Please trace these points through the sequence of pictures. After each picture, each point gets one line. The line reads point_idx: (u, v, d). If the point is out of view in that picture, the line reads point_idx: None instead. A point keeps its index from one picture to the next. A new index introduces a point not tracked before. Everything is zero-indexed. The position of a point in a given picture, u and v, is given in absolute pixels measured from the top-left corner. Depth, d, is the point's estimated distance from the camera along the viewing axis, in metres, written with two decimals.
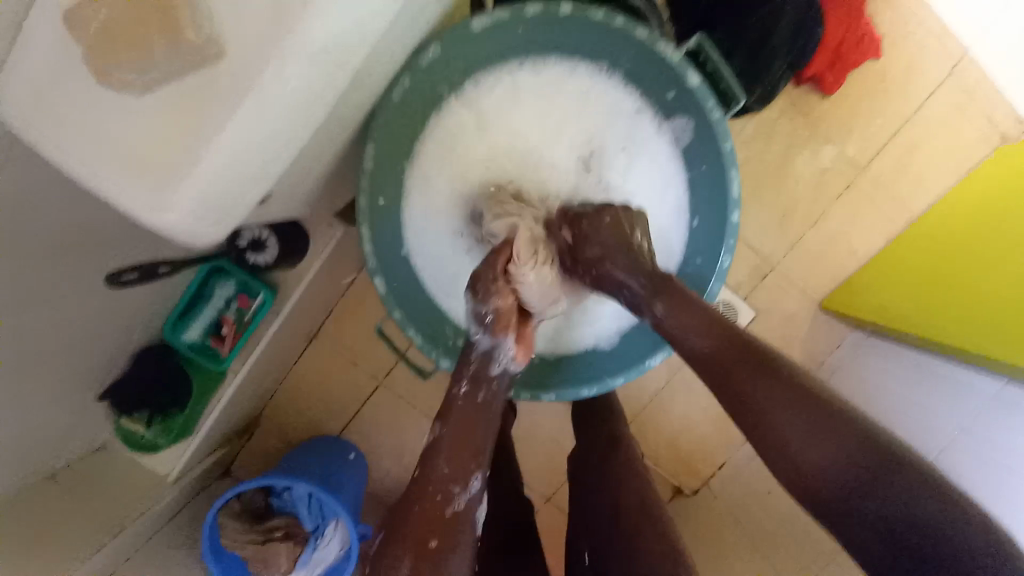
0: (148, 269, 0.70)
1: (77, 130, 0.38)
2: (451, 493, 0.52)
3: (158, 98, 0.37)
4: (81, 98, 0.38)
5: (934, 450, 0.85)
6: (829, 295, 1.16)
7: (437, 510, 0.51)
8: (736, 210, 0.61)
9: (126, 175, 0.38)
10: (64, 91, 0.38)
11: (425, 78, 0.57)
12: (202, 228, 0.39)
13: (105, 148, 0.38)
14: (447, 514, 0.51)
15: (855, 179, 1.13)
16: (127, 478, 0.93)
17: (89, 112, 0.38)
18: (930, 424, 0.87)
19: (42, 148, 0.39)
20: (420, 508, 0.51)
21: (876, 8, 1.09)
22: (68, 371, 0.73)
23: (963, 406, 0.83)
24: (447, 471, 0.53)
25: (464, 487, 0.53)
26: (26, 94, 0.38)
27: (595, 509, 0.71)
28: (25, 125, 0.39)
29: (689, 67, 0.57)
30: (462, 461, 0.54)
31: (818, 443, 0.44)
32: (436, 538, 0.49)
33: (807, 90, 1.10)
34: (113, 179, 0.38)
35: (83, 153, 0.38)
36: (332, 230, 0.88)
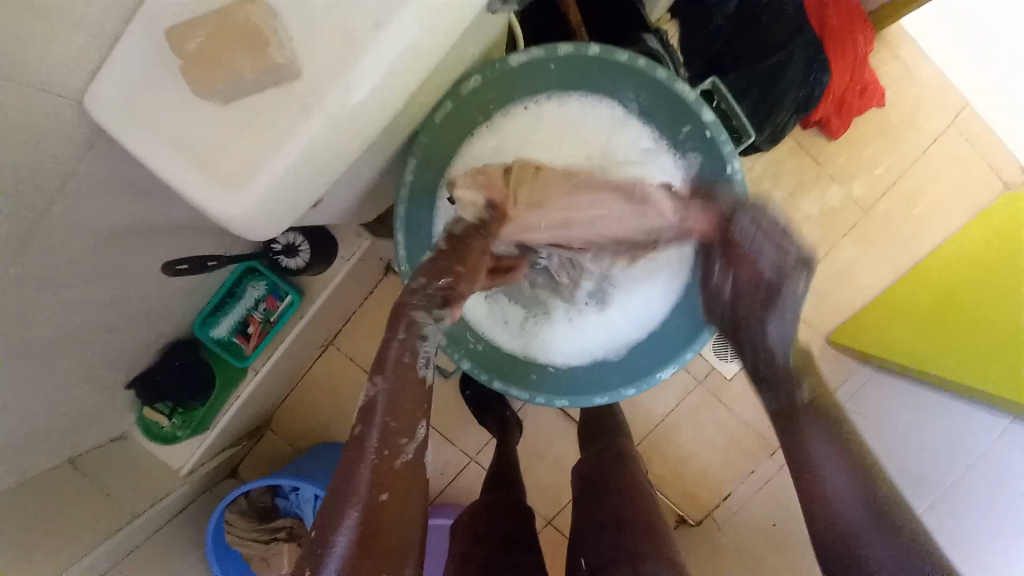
0: (200, 261, 0.70)
1: (163, 133, 0.43)
2: (400, 445, 0.50)
3: (238, 109, 0.42)
4: (171, 105, 0.43)
5: (946, 484, 1.00)
6: (836, 328, 1.18)
7: (386, 459, 0.49)
8: None
9: (205, 174, 0.43)
10: (156, 98, 0.43)
11: (464, 104, 0.63)
12: (264, 224, 0.45)
13: (187, 149, 0.43)
14: (401, 462, 0.50)
15: (861, 219, 1.17)
16: (141, 468, 0.96)
17: (177, 117, 0.43)
18: (946, 466, 1.00)
19: (131, 148, 0.44)
20: (360, 469, 0.48)
21: (881, 60, 1.16)
22: (102, 358, 0.77)
23: (976, 446, 0.98)
24: (393, 423, 0.50)
25: (412, 436, 0.51)
26: (121, 99, 0.44)
27: (601, 515, 0.72)
28: (117, 127, 0.44)
29: (703, 105, 0.63)
30: (409, 416, 0.50)
31: (848, 485, 0.54)
32: (386, 492, 0.48)
33: (815, 132, 1.15)
34: (192, 176, 0.43)
35: (167, 153, 0.43)
36: (360, 240, 0.92)
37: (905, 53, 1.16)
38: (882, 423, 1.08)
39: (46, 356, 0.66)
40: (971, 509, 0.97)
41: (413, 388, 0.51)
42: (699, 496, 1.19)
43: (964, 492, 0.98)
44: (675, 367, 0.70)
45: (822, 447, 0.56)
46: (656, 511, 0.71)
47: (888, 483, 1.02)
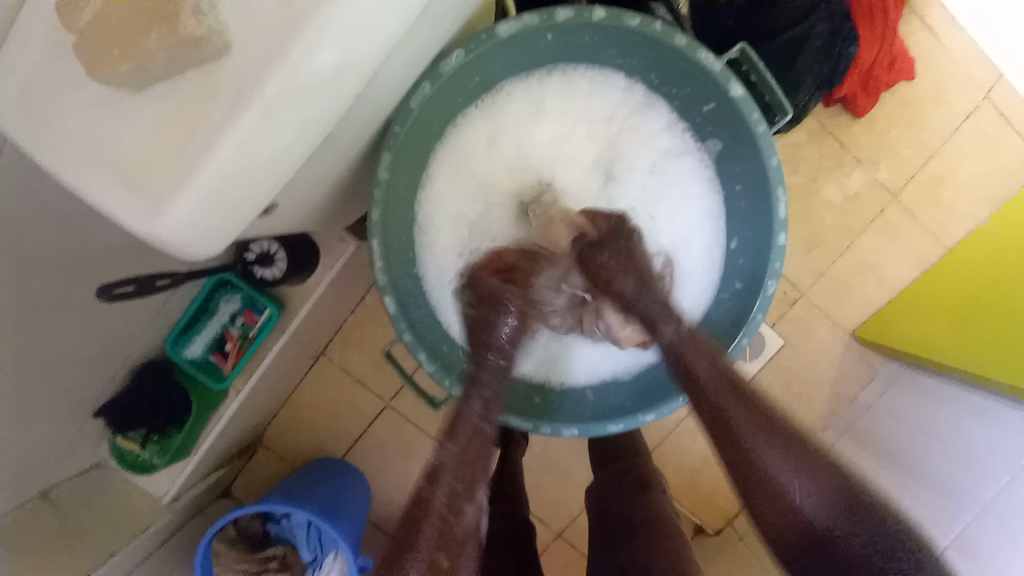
0: (145, 281, 0.63)
1: (67, 130, 0.35)
2: (462, 508, 0.52)
3: (154, 98, 0.34)
4: (77, 95, 0.35)
5: (983, 499, 0.74)
6: (861, 324, 1.09)
7: (449, 520, 0.51)
8: (783, 232, 0.55)
9: (119, 180, 0.35)
10: (58, 87, 0.35)
11: (446, 86, 0.54)
12: (197, 242, 0.36)
13: (96, 151, 0.35)
14: (463, 523, 0.52)
15: (888, 204, 1.08)
16: (119, 499, 0.89)
17: (83, 110, 0.35)
18: (971, 465, 0.78)
19: (26, 149, 0.36)
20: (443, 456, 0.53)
21: (909, 30, 1.06)
22: (66, 388, 0.70)
23: (1013, 447, 0.73)
24: (457, 489, 0.52)
25: (473, 500, 0.53)
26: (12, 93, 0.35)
27: (621, 558, 0.65)
28: (8, 129, 0.36)
29: (731, 77, 0.53)
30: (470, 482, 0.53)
31: (805, 475, 0.50)
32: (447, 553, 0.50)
33: (837, 112, 1.05)
34: (102, 183, 0.35)
35: (70, 161, 0.35)
36: (343, 245, 0.84)
37: (933, 20, 1.06)
38: (893, 440, 0.95)
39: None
40: (1005, 529, 0.71)
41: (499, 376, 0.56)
42: (719, 504, 1.12)
43: (1004, 510, 0.72)
44: None
45: (791, 473, 0.50)
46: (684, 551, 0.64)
47: (918, 484, 0.86)
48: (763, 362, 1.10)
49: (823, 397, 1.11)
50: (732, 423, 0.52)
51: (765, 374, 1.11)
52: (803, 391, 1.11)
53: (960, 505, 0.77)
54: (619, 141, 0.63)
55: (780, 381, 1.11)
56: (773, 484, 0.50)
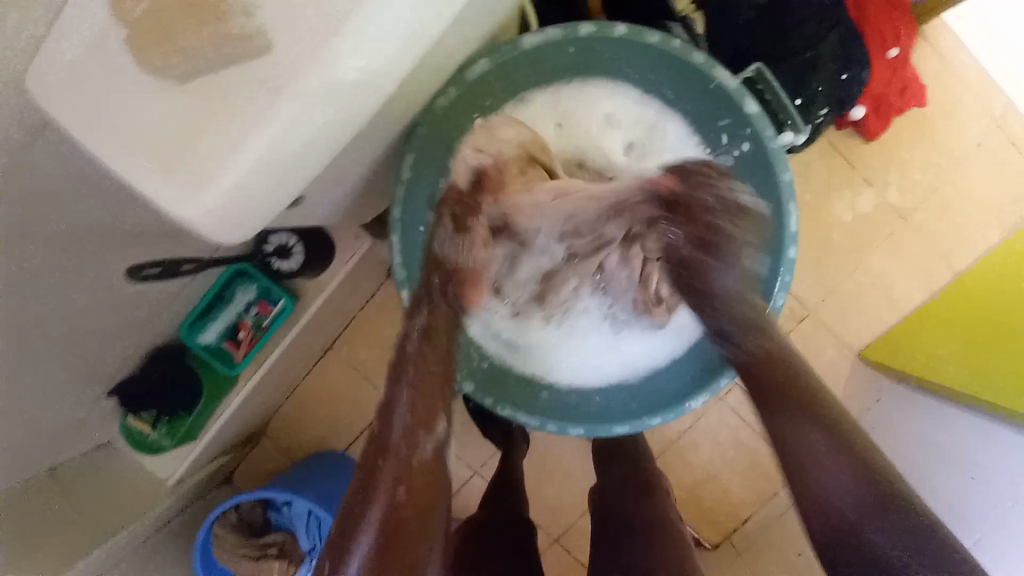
0: (173, 265, 0.68)
1: (112, 113, 0.37)
2: (417, 441, 0.55)
3: (193, 90, 0.36)
4: (124, 81, 0.37)
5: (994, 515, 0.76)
6: (868, 343, 1.10)
7: (405, 454, 0.55)
8: (793, 244, 0.58)
9: (158, 163, 0.37)
10: (106, 73, 0.37)
11: (470, 93, 0.57)
12: (225, 225, 0.38)
13: (139, 134, 0.37)
14: (422, 453, 0.56)
15: (898, 227, 1.08)
16: (127, 477, 0.91)
17: (128, 96, 0.37)
18: (980, 484, 0.79)
19: (72, 130, 0.38)
20: (386, 459, 0.54)
21: (923, 56, 1.07)
22: (82, 368, 0.72)
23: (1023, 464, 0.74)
24: (412, 423, 0.55)
25: (429, 433, 0.56)
26: (62, 81, 0.38)
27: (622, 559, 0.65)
28: (61, 115, 0.38)
29: (745, 95, 0.55)
30: (426, 414, 0.56)
31: (837, 462, 0.50)
32: (404, 485, 0.54)
33: (850, 133, 1.06)
34: (142, 165, 0.37)
35: (115, 148, 0.37)
36: (358, 241, 0.86)
37: (949, 47, 1.07)
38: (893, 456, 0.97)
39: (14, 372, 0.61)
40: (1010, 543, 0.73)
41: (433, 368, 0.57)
42: (718, 517, 1.12)
43: (1015, 527, 0.73)
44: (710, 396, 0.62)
45: (830, 459, 0.50)
46: (685, 554, 0.64)
47: (926, 502, 0.86)
48: None
49: None
50: (785, 399, 0.54)
51: None
52: None
53: (969, 519, 0.79)
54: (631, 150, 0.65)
55: None
56: (814, 479, 0.51)
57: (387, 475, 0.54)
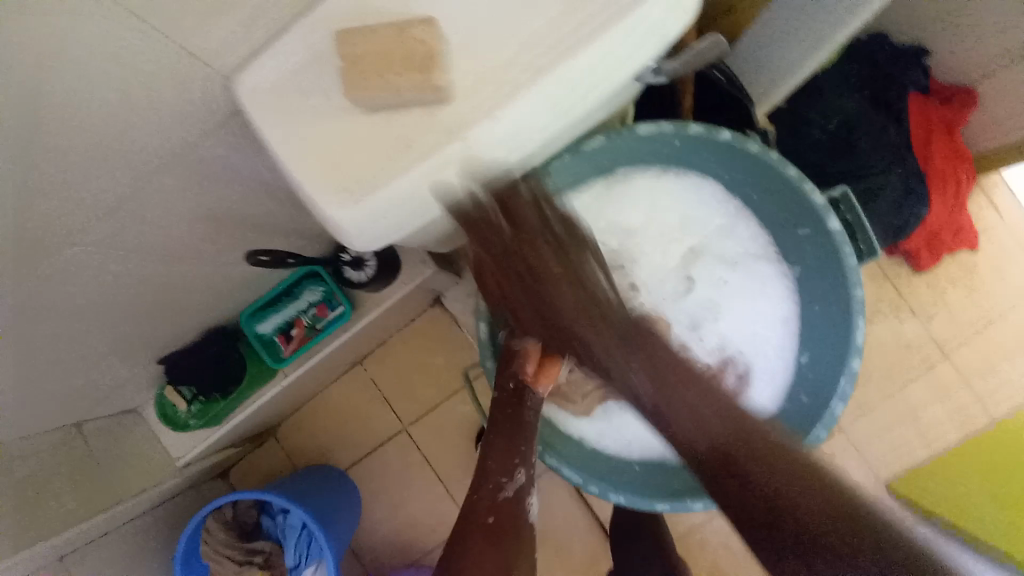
0: (280, 257, 0.71)
1: (298, 122, 0.44)
2: (502, 482, 0.58)
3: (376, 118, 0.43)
4: (317, 100, 0.44)
5: None
6: (896, 474, 1.07)
7: (491, 492, 0.57)
8: (857, 357, 0.59)
9: (324, 173, 0.44)
10: (310, 87, 0.44)
11: (579, 162, 0.62)
12: (360, 236, 0.45)
13: (316, 145, 0.44)
14: (504, 494, 0.57)
15: (938, 360, 1.09)
16: (142, 448, 0.92)
17: (316, 112, 0.44)
18: None
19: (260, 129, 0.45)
20: (476, 494, 0.57)
21: (978, 205, 1.12)
22: (147, 330, 0.77)
23: None
24: (495, 464, 0.58)
25: (510, 476, 0.58)
26: (271, 86, 0.45)
27: None
28: (257, 111, 0.45)
29: (832, 212, 0.59)
30: (509, 457, 0.59)
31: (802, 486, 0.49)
32: (492, 516, 0.56)
33: (901, 261, 1.10)
34: (310, 169, 0.44)
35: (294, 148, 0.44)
36: (423, 267, 0.90)
37: (1001, 201, 1.12)
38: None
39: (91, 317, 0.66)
40: None
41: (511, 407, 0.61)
42: None
43: None
44: None
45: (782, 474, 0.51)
46: None
47: None
48: None
49: None
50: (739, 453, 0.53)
51: None
52: None
53: None
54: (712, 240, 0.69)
55: None
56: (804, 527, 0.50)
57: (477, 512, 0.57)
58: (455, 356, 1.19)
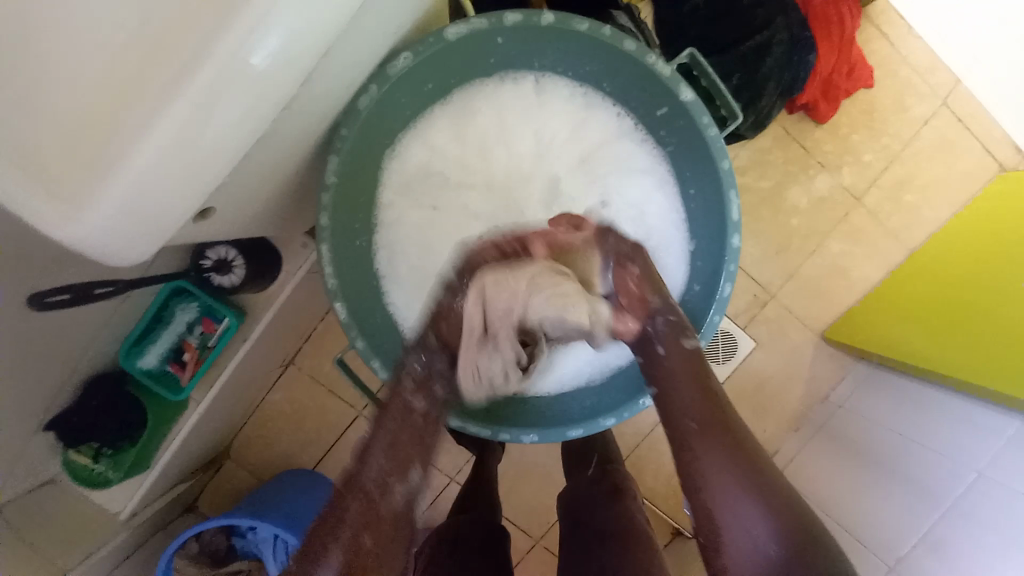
0: (82, 289, 0.59)
1: None
2: (387, 482, 0.51)
3: (71, 89, 0.33)
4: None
5: (950, 499, 0.81)
6: (830, 325, 1.11)
7: (374, 498, 0.50)
8: (736, 234, 0.56)
9: (19, 184, 0.33)
10: None
11: (396, 89, 0.53)
12: (114, 247, 0.35)
13: (3, 139, 0.33)
14: (389, 501, 0.50)
15: (853, 208, 1.10)
16: (69, 517, 0.85)
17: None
18: (944, 467, 0.83)
19: None
20: (353, 500, 0.49)
21: (869, 38, 1.09)
22: (16, 404, 0.68)
23: (976, 450, 0.79)
24: (387, 463, 0.51)
25: (405, 478, 0.51)
26: None
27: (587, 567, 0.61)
28: None
29: (680, 82, 0.53)
30: (402, 458, 0.52)
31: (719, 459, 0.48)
32: (367, 533, 0.48)
33: (801, 117, 1.08)
34: (5, 181, 0.33)
35: None
36: (307, 251, 0.82)
37: (893, 30, 1.09)
38: (867, 438, 0.99)
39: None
40: (965, 525, 0.78)
41: (409, 427, 0.53)
42: None
43: (971, 508, 0.78)
44: None
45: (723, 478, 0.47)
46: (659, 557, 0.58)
47: (901, 485, 0.89)
48: (735, 366, 1.11)
49: (794, 398, 1.12)
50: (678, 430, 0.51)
51: (738, 377, 1.12)
52: (775, 396, 1.12)
53: (928, 503, 0.84)
54: (584, 145, 0.63)
55: (752, 382, 1.12)
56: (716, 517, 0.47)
57: (352, 521, 0.49)
58: None
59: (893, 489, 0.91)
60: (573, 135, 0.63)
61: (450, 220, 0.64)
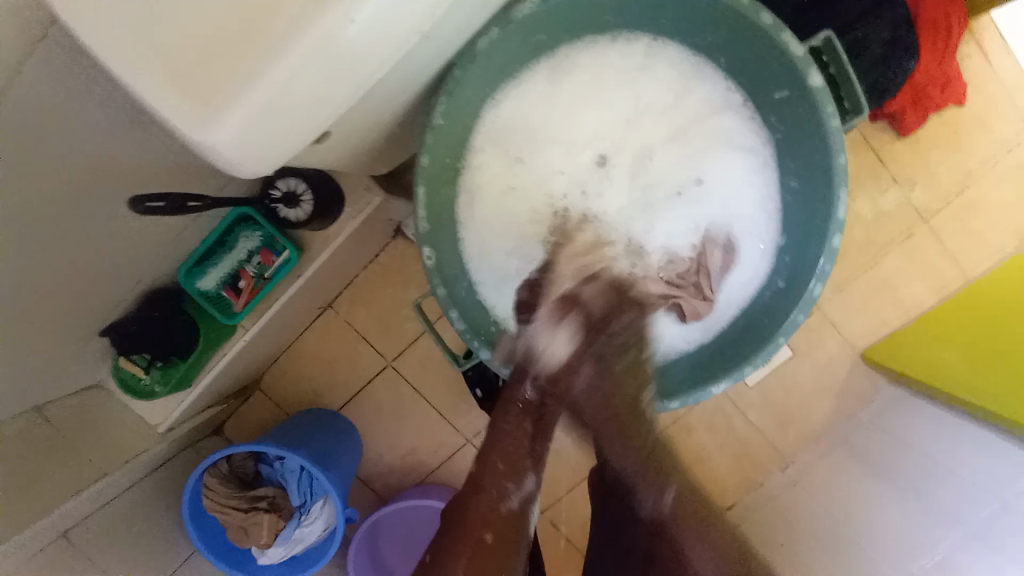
0: (176, 200, 0.64)
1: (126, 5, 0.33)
2: (498, 494, 0.57)
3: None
4: None
5: (971, 522, 0.81)
6: (870, 344, 1.09)
7: (490, 504, 0.56)
8: (838, 233, 0.54)
9: (162, 79, 0.33)
10: None
11: (514, 35, 0.53)
12: (240, 157, 0.35)
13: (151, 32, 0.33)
14: (503, 507, 0.57)
15: (917, 228, 1.06)
16: (113, 425, 0.88)
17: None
18: (964, 492, 0.82)
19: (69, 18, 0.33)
20: (474, 502, 0.57)
21: (966, 52, 1.03)
22: (79, 305, 0.71)
23: (999, 477, 0.78)
24: (498, 471, 0.58)
25: (518, 486, 0.58)
26: None
27: (624, 541, 0.62)
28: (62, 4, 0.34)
29: (811, 65, 0.51)
30: (511, 470, 0.58)
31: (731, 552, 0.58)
32: (488, 533, 0.55)
33: (882, 126, 1.03)
34: (149, 77, 0.33)
35: (125, 48, 0.33)
36: (370, 195, 0.81)
37: (994, 47, 1.03)
38: (890, 456, 0.98)
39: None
40: (981, 547, 0.80)
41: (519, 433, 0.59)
42: None
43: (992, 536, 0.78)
44: (731, 382, 0.58)
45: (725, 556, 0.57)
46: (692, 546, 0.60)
47: (915, 503, 0.90)
48: (768, 372, 1.11)
49: (821, 412, 1.12)
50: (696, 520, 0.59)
51: (769, 383, 1.11)
52: (803, 407, 1.11)
53: (946, 523, 0.85)
54: (690, 120, 0.62)
55: (782, 389, 1.11)
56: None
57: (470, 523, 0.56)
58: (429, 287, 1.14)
59: (909, 508, 0.91)
60: (680, 108, 0.61)
61: (540, 180, 0.63)
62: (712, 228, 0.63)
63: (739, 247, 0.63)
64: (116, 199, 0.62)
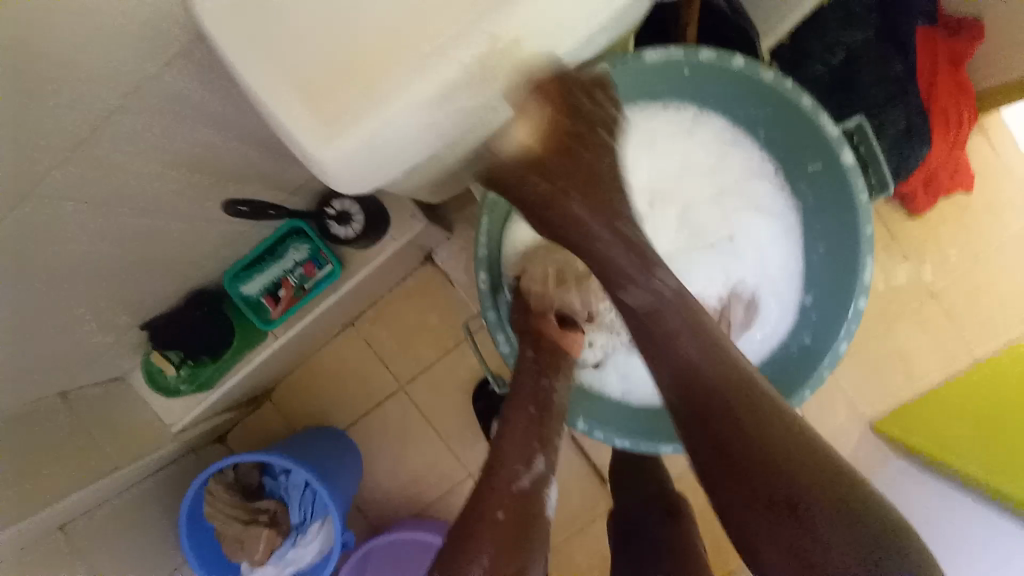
0: (260, 207, 0.71)
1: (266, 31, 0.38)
2: (515, 472, 0.54)
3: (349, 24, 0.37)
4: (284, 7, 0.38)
5: None
6: (881, 417, 1.10)
7: (506, 485, 0.54)
8: (862, 295, 0.59)
9: (288, 97, 0.39)
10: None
11: None
12: (343, 169, 0.41)
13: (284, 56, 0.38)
14: (517, 486, 0.54)
15: (927, 304, 1.10)
16: (129, 418, 0.88)
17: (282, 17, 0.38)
18: None
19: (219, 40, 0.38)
20: (489, 490, 0.53)
21: (975, 145, 1.11)
22: (126, 296, 0.73)
23: None
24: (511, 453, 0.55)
25: (530, 465, 0.55)
26: None
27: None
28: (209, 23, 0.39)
29: (844, 143, 0.58)
30: (525, 450, 0.56)
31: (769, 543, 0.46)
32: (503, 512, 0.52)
33: (895, 204, 1.09)
34: (276, 94, 0.38)
35: (260, 66, 0.38)
36: (413, 222, 0.86)
37: (1000, 143, 1.11)
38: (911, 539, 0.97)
39: (45, 275, 0.59)
40: None
41: (535, 406, 0.58)
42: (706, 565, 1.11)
43: None
44: None
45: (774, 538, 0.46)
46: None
47: None
48: None
49: None
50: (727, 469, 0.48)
51: None
52: None
53: None
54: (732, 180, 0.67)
55: None
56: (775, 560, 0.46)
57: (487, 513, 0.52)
58: (450, 315, 1.17)
59: None
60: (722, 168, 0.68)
61: None
62: (744, 284, 0.68)
63: (764, 303, 0.67)
64: (187, 202, 0.67)
